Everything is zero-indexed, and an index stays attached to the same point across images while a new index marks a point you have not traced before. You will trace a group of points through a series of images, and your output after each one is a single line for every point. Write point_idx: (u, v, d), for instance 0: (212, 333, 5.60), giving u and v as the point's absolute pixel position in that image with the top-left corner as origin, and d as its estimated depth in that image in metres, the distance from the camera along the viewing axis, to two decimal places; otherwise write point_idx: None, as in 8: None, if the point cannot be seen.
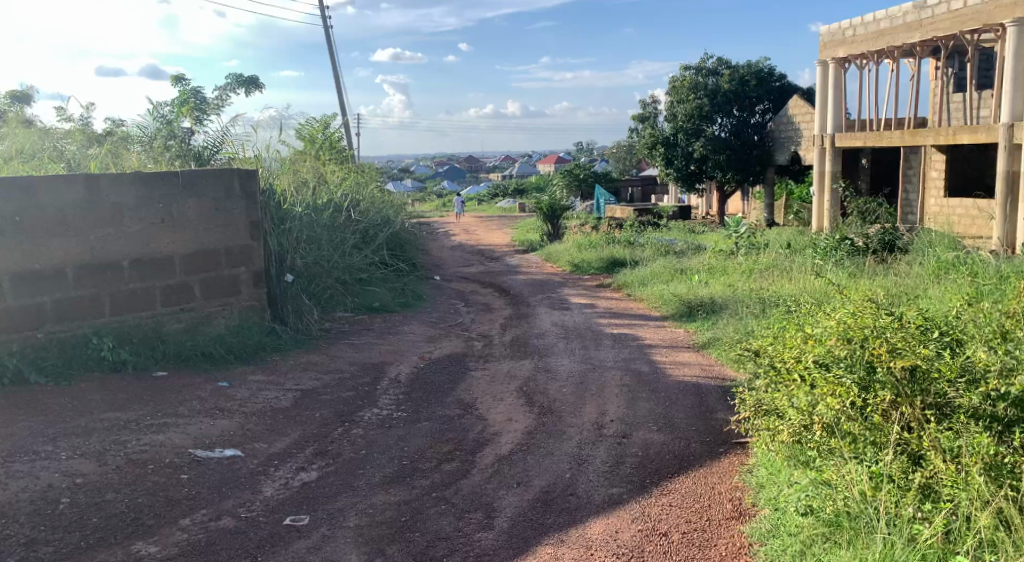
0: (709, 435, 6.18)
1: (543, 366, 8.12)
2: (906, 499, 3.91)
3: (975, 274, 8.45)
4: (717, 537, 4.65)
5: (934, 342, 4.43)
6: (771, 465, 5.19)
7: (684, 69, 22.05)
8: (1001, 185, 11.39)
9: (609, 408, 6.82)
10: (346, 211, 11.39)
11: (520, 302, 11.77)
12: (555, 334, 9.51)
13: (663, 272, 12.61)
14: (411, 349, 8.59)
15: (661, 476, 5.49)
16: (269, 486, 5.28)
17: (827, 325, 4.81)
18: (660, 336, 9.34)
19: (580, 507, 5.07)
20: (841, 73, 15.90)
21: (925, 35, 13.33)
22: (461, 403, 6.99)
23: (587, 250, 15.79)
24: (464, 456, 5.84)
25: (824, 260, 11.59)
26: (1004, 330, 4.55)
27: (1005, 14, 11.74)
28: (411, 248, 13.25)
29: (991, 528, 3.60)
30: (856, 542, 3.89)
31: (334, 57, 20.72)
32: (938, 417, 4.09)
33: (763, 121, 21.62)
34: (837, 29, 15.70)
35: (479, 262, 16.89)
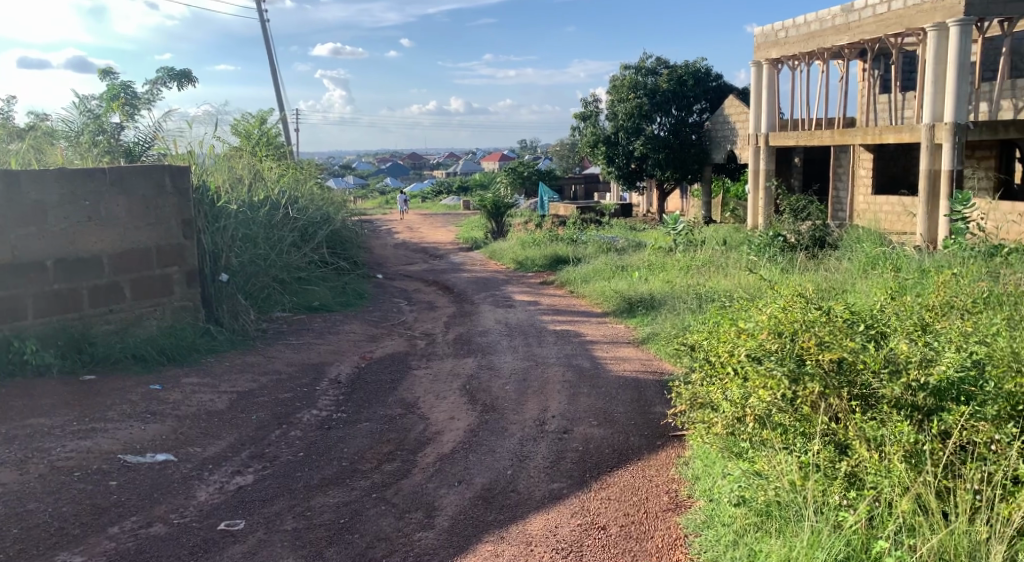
0: (648, 429, 6.28)
1: (486, 364, 8.13)
2: (833, 487, 4.04)
3: (901, 269, 8.79)
4: (654, 529, 4.73)
5: (859, 335, 4.58)
6: (706, 456, 5.32)
7: (623, 68, 22.32)
8: (924, 183, 11.83)
9: (551, 403, 6.88)
10: (283, 209, 11.23)
11: (463, 300, 11.76)
12: (498, 332, 9.53)
13: (604, 269, 12.74)
14: (352, 349, 8.52)
15: (601, 470, 5.57)
16: (204, 491, 5.18)
17: (758, 320, 4.94)
18: (601, 332, 9.45)
19: (521, 504, 5.10)
20: (774, 74, 16.27)
21: (852, 38, 13.68)
22: (403, 402, 6.96)
23: (530, 247, 15.87)
24: (405, 456, 5.82)
25: (759, 256, 11.90)
26: (924, 323, 4.72)
27: (925, 19, 11.91)
28: (352, 246, 13.12)
29: (910, 512, 3.73)
30: (786, 531, 4.02)
31: (270, 53, 20.39)
32: (864, 408, 4.22)
33: (701, 120, 22.00)
34: (769, 31, 16.05)
35: (422, 260, 16.80)
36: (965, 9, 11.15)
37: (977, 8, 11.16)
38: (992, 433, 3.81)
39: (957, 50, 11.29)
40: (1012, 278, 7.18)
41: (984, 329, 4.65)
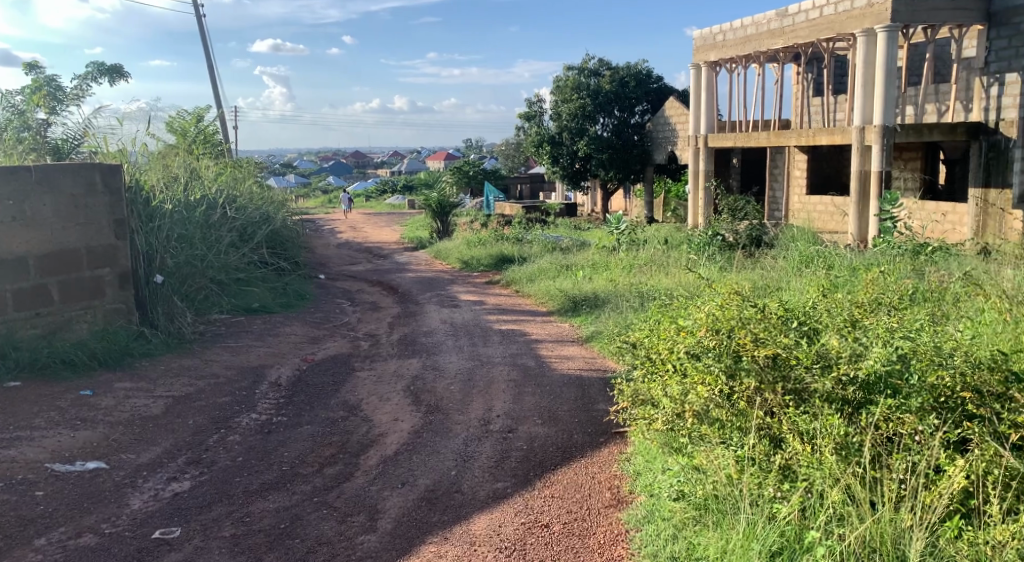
0: (591, 426, 6.34)
1: (430, 364, 8.11)
2: (767, 480, 4.15)
3: (833, 267, 9.05)
4: (596, 525, 4.79)
5: (793, 332, 4.70)
6: (647, 452, 5.41)
7: (566, 69, 22.48)
8: (855, 184, 12.19)
9: (496, 403, 6.89)
10: (221, 208, 11.00)
11: (408, 300, 11.69)
12: (443, 332, 9.51)
13: (550, 268, 12.81)
14: (293, 351, 8.41)
15: (544, 469, 5.60)
16: (137, 499, 5.05)
17: (696, 317, 5.03)
18: (547, 331, 9.50)
19: (464, 504, 5.10)
20: (713, 76, 16.57)
21: (787, 42, 14.02)
22: (346, 404, 6.89)
23: (476, 247, 15.86)
24: (348, 459, 5.77)
25: (698, 255, 12.11)
26: (853, 319, 4.87)
27: (855, 24, 12.25)
28: (293, 246, 12.93)
29: (840, 502, 3.84)
30: (723, 524, 4.13)
31: (207, 49, 19.97)
32: (797, 402, 4.33)
33: (643, 121, 22.31)
34: (708, 34, 16.33)
35: (366, 260, 16.63)
36: (892, 15, 11.52)
37: (903, 14, 11.53)
38: (916, 424, 3.92)
39: (885, 55, 11.66)
40: (938, 275, 7.47)
41: (910, 324, 4.80)
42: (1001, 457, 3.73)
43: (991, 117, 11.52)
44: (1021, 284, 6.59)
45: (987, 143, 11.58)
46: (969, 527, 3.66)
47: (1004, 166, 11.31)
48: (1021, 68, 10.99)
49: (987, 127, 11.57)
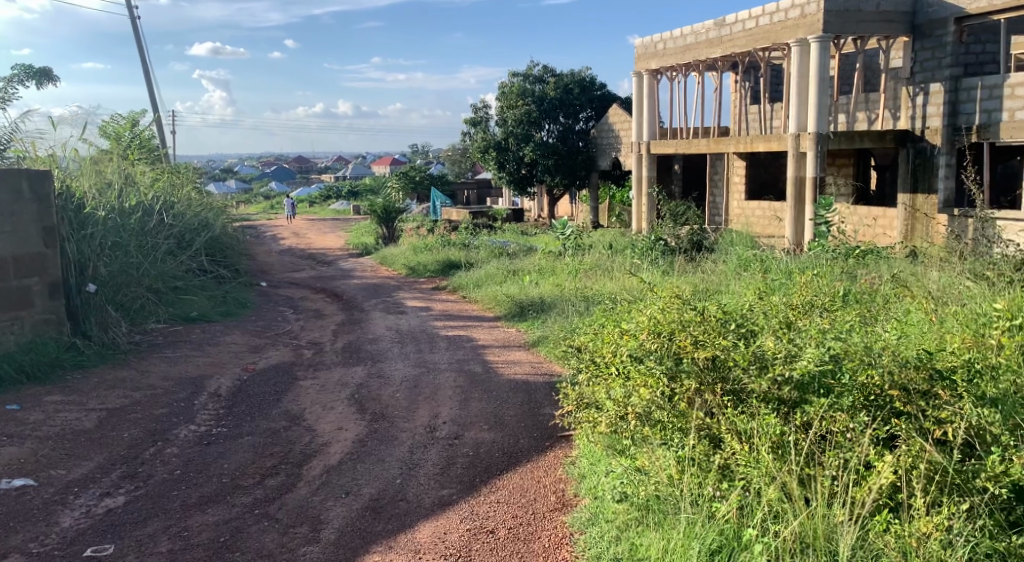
0: (537, 430, 6.37)
1: (375, 372, 8.03)
2: (707, 480, 4.25)
3: (770, 270, 9.27)
4: (541, 529, 4.81)
5: (731, 333, 4.79)
6: (592, 455, 5.46)
7: (511, 75, 22.57)
8: (792, 190, 12.52)
9: (442, 410, 6.87)
10: (157, 214, 10.76)
11: (352, 307, 11.58)
12: (388, 339, 9.44)
13: (496, 273, 12.83)
14: (234, 361, 8.26)
15: (490, 474, 5.60)
16: (68, 517, 4.90)
17: (639, 321, 5.10)
18: (493, 336, 9.51)
19: (409, 512, 5.08)
20: (654, 83, 16.82)
21: (724, 51, 14.32)
22: (288, 414, 6.80)
23: (422, 252, 15.81)
24: (290, 469, 5.69)
25: (641, 259, 12.27)
26: (788, 321, 4.99)
27: (789, 34, 12.59)
28: (233, 253, 12.71)
29: (776, 500, 3.95)
30: (665, 524, 4.22)
31: (142, 52, 19.53)
32: (736, 402, 4.42)
33: (587, 128, 22.56)
34: (649, 42, 16.59)
35: (309, 267, 16.41)
36: (824, 26, 11.83)
37: (834, 25, 11.88)
38: (847, 422, 4.02)
39: (817, 65, 12.00)
40: (869, 277, 7.71)
41: (841, 326, 4.95)
42: (927, 452, 3.85)
43: (917, 125, 11.93)
44: (947, 284, 6.86)
45: (913, 150, 12.00)
46: (897, 520, 3.78)
47: (930, 173, 11.74)
48: (944, 78, 11.43)
49: (913, 135, 11.98)
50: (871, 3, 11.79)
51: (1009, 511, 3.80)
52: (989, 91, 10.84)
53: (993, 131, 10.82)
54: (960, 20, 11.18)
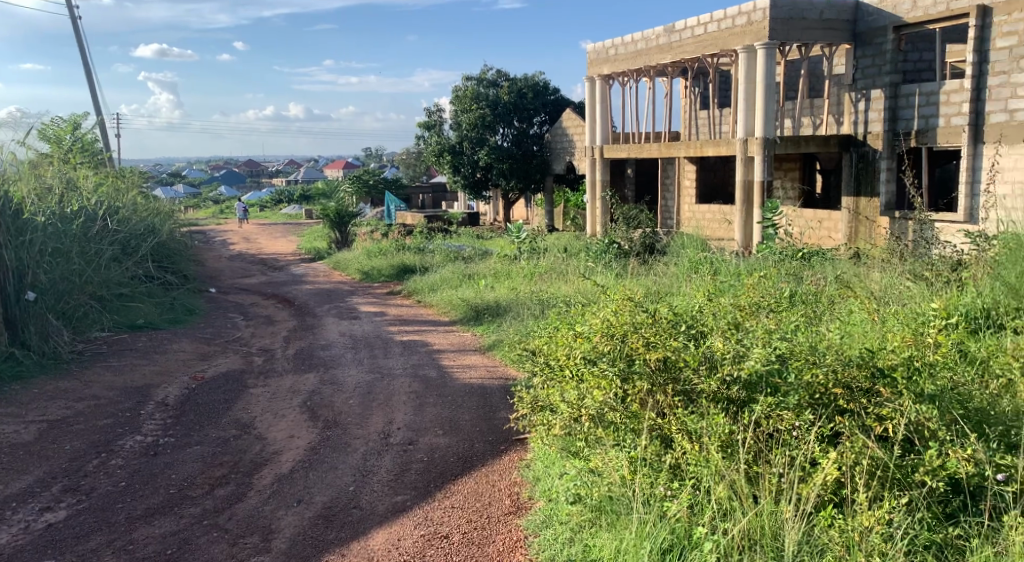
0: (492, 434, 6.37)
1: (328, 379, 7.94)
2: (658, 480, 4.30)
3: (720, 272, 9.42)
4: (495, 534, 4.81)
5: (682, 334, 4.83)
6: (546, 458, 5.46)
7: (465, 79, 22.54)
8: (740, 194, 12.75)
9: (396, 416, 6.82)
10: (101, 220, 10.51)
11: (305, 313, 11.45)
12: (341, 345, 9.36)
13: (451, 277, 12.80)
14: (181, 369, 8.10)
15: (444, 480, 5.58)
16: (5, 533, 4.76)
17: (592, 323, 5.12)
18: (449, 340, 9.49)
19: (363, 519, 5.03)
20: (606, 88, 16.96)
21: (674, 57, 14.51)
22: (238, 423, 6.69)
23: (376, 257, 15.70)
24: (240, 479, 5.60)
25: (595, 262, 12.34)
26: (736, 321, 5.06)
27: (736, 41, 12.82)
28: (180, 259, 12.47)
29: (726, 498, 4.02)
30: (617, 524, 4.27)
31: (84, 53, 19.07)
32: (686, 402, 4.47)
33: (541, 132, 22.64)
34: (600, 48, 16.74)
35: (259, 272, 16.18)
36: (770, 33, 12.06)
37: (779, 33, 12.11)
38: (793, 420, 4.10)
39: (764, 71, 12.23)
40: (815, 278, 7.88)
41: (786, 326, 5.05)
42: (869, 448, 3.95)
43: (860, 131, 12.24)
44: (888, 284, 7.05)
45: (856, 155, 12.30)
46: (840, 515, 3.87)
47: (872, 176, 12.06)
48: (885, 85, 11.75)
49: (856, 139, 12.28)
50: (814, 12, 12.05)
51: (944, 503, 3.94)
52: (927, 98, 11.17)
53: (930, 136, 11.16)
54: (899, 28, 11.49)
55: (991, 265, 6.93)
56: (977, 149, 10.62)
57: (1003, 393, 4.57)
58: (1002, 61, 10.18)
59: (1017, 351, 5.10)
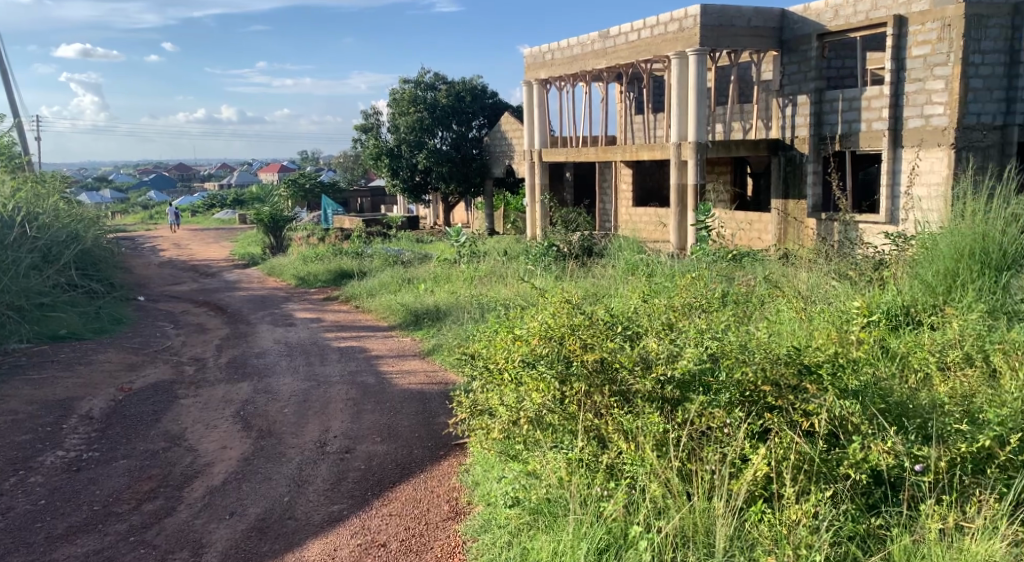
0: (431, 440, 6.32)
1: (263, 388, 7.79)
2: (595, 480, 4.33)
3: (656, 273, 9.57)
4: (434, 539, 4.77)
5: (618, 335, 4.87)
6: (484, 462, 5.42)
7: (402, 82, 22.38)
8: (675, 197, 12.98)
9: (333, 424, 6.72)
10: (18, 227, 10.10)
11: (238, 321, 11.20)
12: (276, 352, 9.17)
13: (390, 282, 12.69)
14: (108, 381, 7.83)
15: (382, 487, 5.51)
16: None
17: (530, 326, 5.13)
18: (387, 346, 9.39)
19: (297, 530, 4.94)
20: (544, 93, 17.04)
21: (609, 62, 14.65)
22: (168, 435, 6.50)
23: (312, 262, 15.46)
24: (169, 493, 5.43)
25: (534, 265, 12.40)
26: (670, 323, 5.12)
27: (668, 47, 13.01)
28: (105, 266, 12.07)
29: (661, 496, 4.07)
30: (555, 526, 4.28)
31: None
32: (622, 403, 4.50)
33: (480, 136, 22.62)
34: (537, 52, 16.81)
35: (190, 279, 15.78)
36: (701, 40, 12.28)
37: (710, 40, 12.33)
38: (724, 418, 4.18)
39: (696, 77, 12.46)
40: (745, 279, 8.06)
41: (717, 325, 5.14)
42: (795, 443, 4.04)
43: (787, 135, 12.57)
44: (815, 284, 7.27)
45: (784, 158, 12.63)
46: (769, 510, 3.95)
47: (799, 179, 12.40)
48: (810, 91, 12.10)
49: (784, 143, 12.61)
50: (743, 19, 12.32)
51: (867, 495, 4.04)
52: (850, 103, 11.54)
53: (854, 140, 11.54)
54: (822, 37, 11.84)
55: (909, 264, 7.17)
56: (896, 154, 11.01)
57: (920, 387, 4.73)
58: (918, 69, 10.58)
59: (933, 347, 5.29)
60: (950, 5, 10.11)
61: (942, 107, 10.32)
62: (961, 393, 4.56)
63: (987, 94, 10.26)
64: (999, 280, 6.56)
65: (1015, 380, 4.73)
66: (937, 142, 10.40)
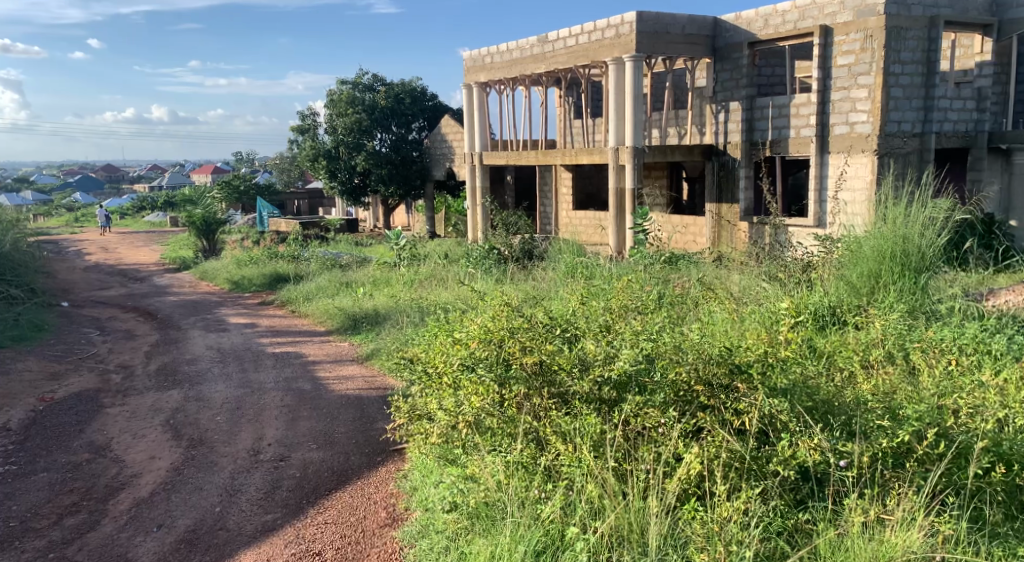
0: (368, 446, 6.24)
1: (194, 395, 7.58)
2: (533, 482, 4.35)
3: (596, 276, 9.65)
4: (371, 547, 4.72)
5: (557, 338, 4.90)
6: (423, 467, 5.36)
7: (340, 82, 22.07)
8: (613, 200, 13.12)
9: (267, 431, 6.58)
10: None
11: (168, 326, 10.90)
12: (208, 359, 8.95)
13: (328, 286, 12.50)
14: (28, 391, 7.53)
15: (318, 495, 5.43)
16: None
17: (469, 330, 5.11)
18: (324, 351, 9.25)
19: (229, 541, 4.83)
20: (483, 96, 17.02)
21: (548, 66, 14.73)
22: (92, 445, 6.28)
23: (247, 266, 15.15)
24: (93, 506, 5.25)
25: (475, 268, 12.38)
26: (607, 324, 5.17)
27: (606, 52, 13.15)
28: (26, 271, 11.61)
29: (597, 496, 4.10)
30: (493, 530, 4.27)
31: None
32: (561, 404, 4.52)
33: (420, 137, 22.48)
34: (477, 56, 16.78)
35: (118, 284, 15.29)
36: (637, 46, 12.44)
37: (645, 46, 12.50)
38: (659, 418, 4.23)
39: (632, 82, 12.62)
40: (681, 280, 8.20)
41: (652, 326, 5.21)
42: (727, 441, 4.12)
43: (720, 140, 12.83)
44: (747, 286, 7.45)
45: (717, 163, 12.89)
46: (702, 507, 4.01)
47: (731, 184, 12.66)
48: (741, 98, 12.38)
49: (717, 149, 12.87)
50: (677, 27, 12.53)
51: (795, 490, 4.15)
52: (779, 110, 11.84)
53: (783, 146, 11.84)
54: (753, 45, 12.12)
55: (835, 265, 7.38)
56: (824, 159, 11.33)
57: (845, 385, 4.86)
58: (843, 77, 10.93)
59: (857, 346, 5.47)
60: (872, 17, 10.47)
61: (866, 114, 10.67)
62: (883, 391, 4.71)
63: (907, 103, 10.66)
64: (919, 281, 6.82)
65: (933, 376, 4.92)
66: (862, 148, 10.75)
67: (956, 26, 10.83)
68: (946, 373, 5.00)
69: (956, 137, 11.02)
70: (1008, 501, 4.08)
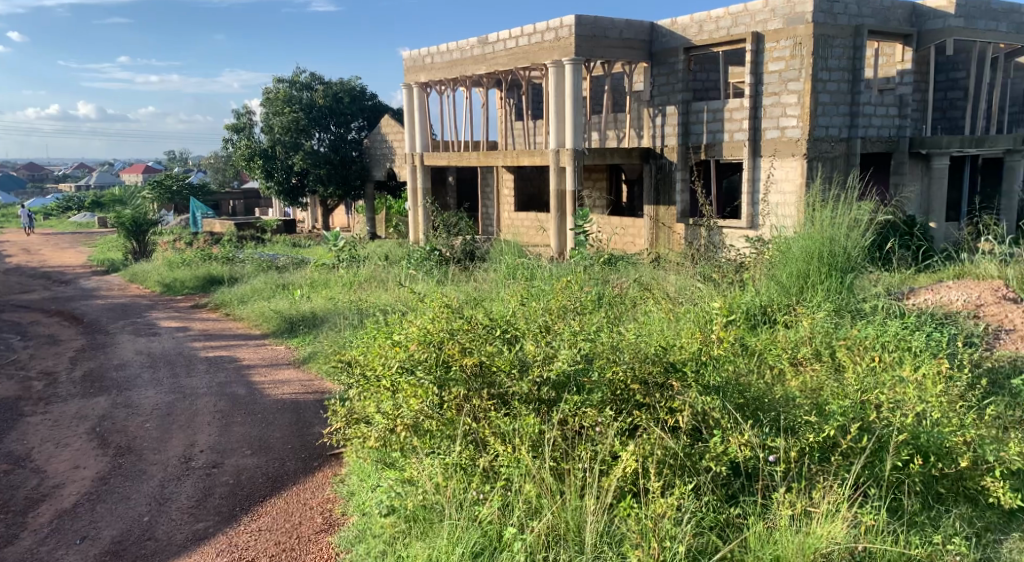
0: (305, 451, 6.14)
1: (122, 402, 7.35)
2: (471, 483, 4.34)
3: (536, 277, 9.70)
4: (305, 553, 4.64)
5: (496, 338, 4.90)
6: (361, 471, 5.30)
7: (276, 81, 21.70)
8: (554, 202, 13.19)
9: (199, 438, 6.42)
10: None
11: (95, 331, 10.55)
12: (137, 364, 8.70)
13: (264, 288, 12.27)
14: None
15: (251, 501, 5.33)
16: None
17: (408, 332, 5.07)
18: (259, 354, 9.07)
19: (157, 552, 4.70)
20: (423, 96, 16.93)
21: (488, 68, 14.74)
22: (11, 456, 6.04)
23: (179, 268, 14.76)
24: (11, 520, 5.07)
25: (415, 270, 12.31)
26: (546, 325, 5.20)
27: (545, 55, 13.22)
28: None
29: (535, 496, 4.12)
30: (431, 532, 4.26)
31: None
32: (500, 405, 4.52)
33: (359, 137, 22.26)
34: (416, 56, 16.68)
35: (42, 287, 14.74)
36: (576, 50, 12.54)
37: (584, 50, 12.61)
38: (596, 416, 4.27)
39: (572, 85, 12.71)
40: (619, 281, 8.30)
41: (590, 327, 5.26)
42: (661, 439, 4.18)
43: (657, 144, 13.03)
44: (682, 286, 7.57)
45: (655, 166, 13.10)
46: (638, 504, 4.05)
47: (669, 186, 12.88)
48: (677, 102, 12.58)
49: (654, 152, 13.07)
50: (615, 31, 12.67)
51: (727, 486, 4.24)
52: (714, 114, 12.07)
53: (717, 150, 12.09)
54: (688, 50, 12.34)
55: (767, 265, 7.55)
56: (756, 162, 11.59)
57: (775, 382, 5.00)
58: (774, 83, 11.21)
59: (787, 344, 5.62)
60: (800, 24, 10.77)
61: (796, 119, 10.97)
62: (811, 387, 4.86)
63: (834, 108, 10.99)
64: (845, 280, 7.03)
65: (857, 372, 5.08)
66: (792, 152, 11.04)
67: (880, 35, 11.22)
68: (869, 369, 5.17)
69: (880, 142, 11.41)
70: (924, 491, 4.26)
